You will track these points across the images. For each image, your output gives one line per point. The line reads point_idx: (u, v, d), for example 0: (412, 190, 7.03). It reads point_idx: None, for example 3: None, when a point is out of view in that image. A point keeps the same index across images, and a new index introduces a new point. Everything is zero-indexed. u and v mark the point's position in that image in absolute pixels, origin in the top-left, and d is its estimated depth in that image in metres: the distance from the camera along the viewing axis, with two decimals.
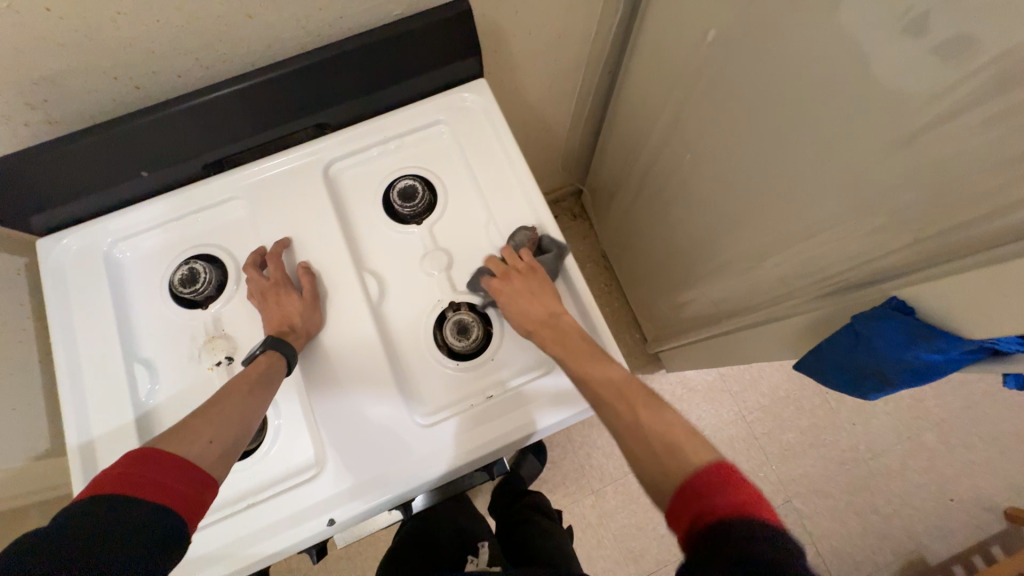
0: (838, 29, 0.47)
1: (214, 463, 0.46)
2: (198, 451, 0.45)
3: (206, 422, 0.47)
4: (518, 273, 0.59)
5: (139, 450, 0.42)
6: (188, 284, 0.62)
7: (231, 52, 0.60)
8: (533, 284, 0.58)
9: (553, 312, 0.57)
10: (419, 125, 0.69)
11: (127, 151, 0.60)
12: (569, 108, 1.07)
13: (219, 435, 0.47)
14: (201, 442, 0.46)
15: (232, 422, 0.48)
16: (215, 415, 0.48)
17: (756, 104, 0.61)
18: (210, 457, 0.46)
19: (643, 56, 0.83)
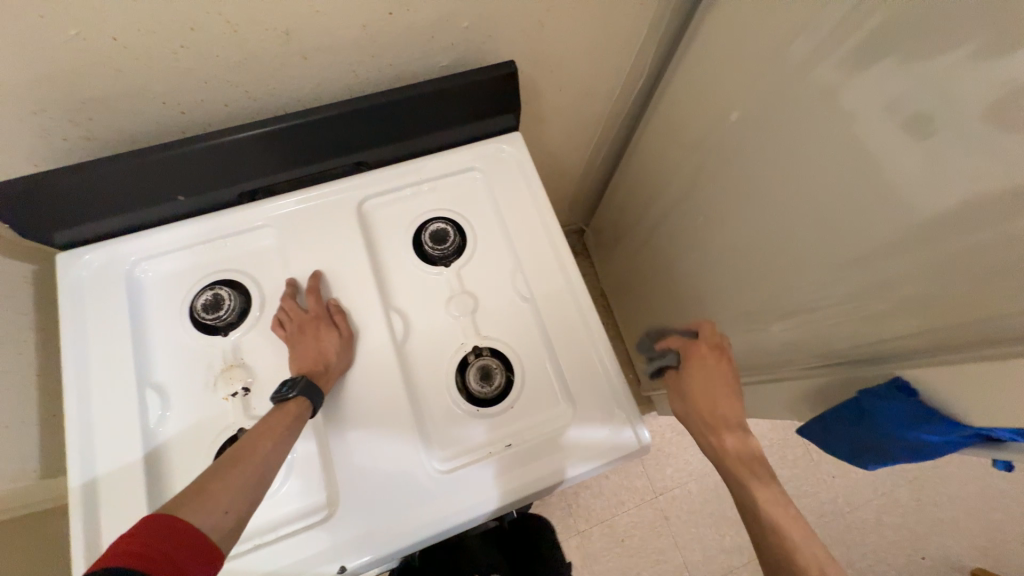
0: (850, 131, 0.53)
1: (224, 536, 0.45)
2: (211, 522, 0.45)
3: (224, 489, 0.47)
4: (713, 359, 0.67)
5: (160, 517, 0.42)
6: (211, 310, 0.61)
7: (281, 88, 0.62)
8: (711, 373, 0.66)
9: (731, 404, 0.62)
10: (454, 170, 0.71)
11: (164, 175, 0.60)
12: (584, 155, 1.13)
13: (234, 505, 0.47)
14: (217, 513, 0.45)
15: (247, 491, 0.48)
16: (229, 484, 0.48)
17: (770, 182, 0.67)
18: (222, 529, 0.45)
19: (657, 123, 0.89)
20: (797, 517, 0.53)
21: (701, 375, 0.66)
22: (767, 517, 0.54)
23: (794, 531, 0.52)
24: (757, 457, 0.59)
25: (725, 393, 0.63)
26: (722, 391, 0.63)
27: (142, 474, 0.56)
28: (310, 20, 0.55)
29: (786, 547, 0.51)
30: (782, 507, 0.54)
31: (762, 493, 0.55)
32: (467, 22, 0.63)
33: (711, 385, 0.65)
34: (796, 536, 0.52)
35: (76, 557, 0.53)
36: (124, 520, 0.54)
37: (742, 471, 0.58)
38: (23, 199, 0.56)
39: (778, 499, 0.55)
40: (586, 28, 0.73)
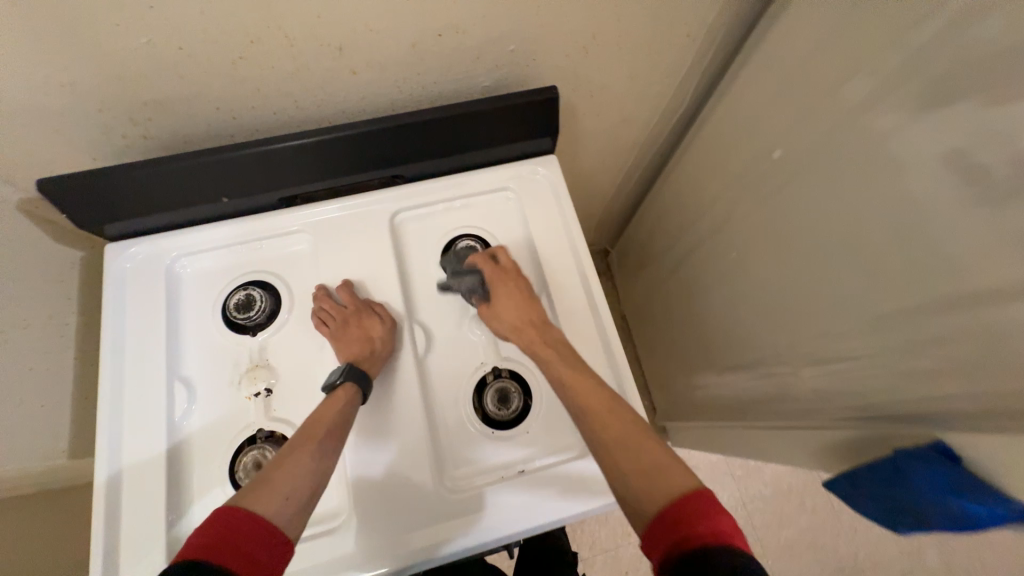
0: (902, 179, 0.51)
1: (289, 522, 0.47)
2: (274, 509, 0.47)
3: (284, 478, 0.49)
4: (503, 273, 0.65)
5: (228, 509, 0.45)
6: (243, 310, 0.63)
7: (328, 100, 0.64)
8: (511, 288, 0.63)
9: (511, 313, 0.62)
10: (488, 190, 0.72)
11: (211, 177, 0.62)
12: (615, 178, 1.12)
13: (294, 492, 0.49)
14: (279, 499, 0.47)
15: (309, 478, 0.50)
16: (288, 471, 0.50)
17: (811, 223, 0.64)
18: (286, 514, 0.47)
19: (694, 152, 0.88)
20: (686, 489, 0.44)
21: (504, 287, 0.64)
22: (640, 481, 0.47)
23: (687, 501, 0.43)
24: (641, 429, 0.51)
25: (518, 297, 0.63)
26: (525, 307, 0.62)
27: (163, 466, 0.57)
28: (364, 38, 0.57)
29: (652, 476, 0.47)
30: (666, 476, 0.46)
31: (647, 461, 0.48)
32: (513, 45, 0.64)
33: (518, 298, 0.63)
34: (675, 485, 0.45)
35: (95, 543, 0.54)
36: (142, 510, 0.56)
37: (604, 414, 0.53)
38: (81, 192, 0.59)
39: (653, 474, 0.47)
40: (630, 55, 0.73)
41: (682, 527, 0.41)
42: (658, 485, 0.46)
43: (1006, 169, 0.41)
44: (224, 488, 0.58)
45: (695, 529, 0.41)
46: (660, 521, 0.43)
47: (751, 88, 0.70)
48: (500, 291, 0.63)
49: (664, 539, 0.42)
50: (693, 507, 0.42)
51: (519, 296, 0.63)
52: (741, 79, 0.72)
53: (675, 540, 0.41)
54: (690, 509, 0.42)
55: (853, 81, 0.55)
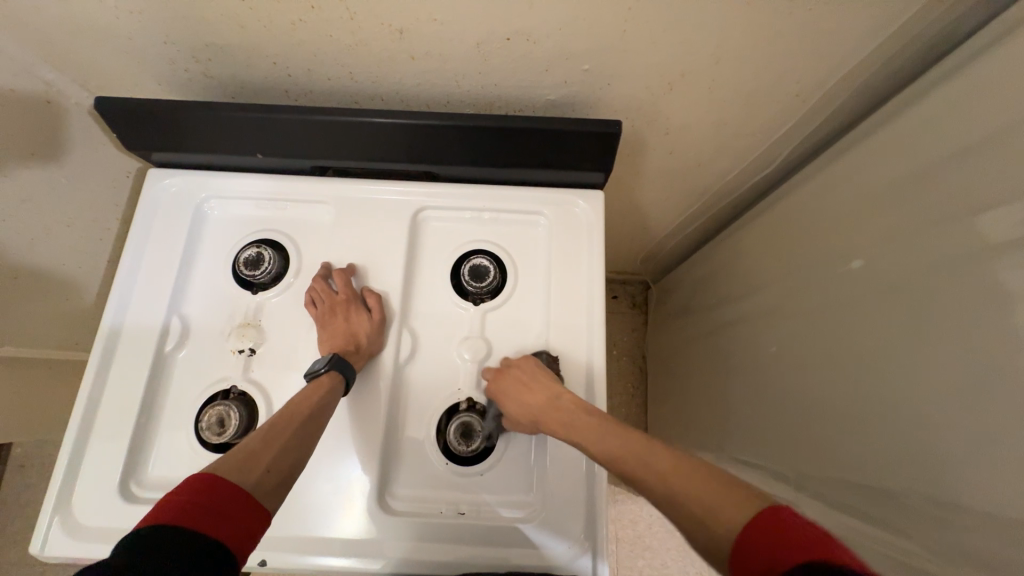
0: (1002, 354, 0.41)
1: (269, 495, 0.44)
2: (253, 480, 0.44)
3: (267, 449, 0.46)
4: (510, 371, 0.58)
5: (209, 475, 0.41)
6: (250, 267, 0.64)
7: (382, 79, 0.61)
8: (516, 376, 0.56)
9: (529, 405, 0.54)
10: (520, 210, 0.67)
11: (252, 131, 0.62)
12: (674, 219, 1.02)
13: (276, 464, 0.46)
14: (259, 470, 0.45)
15: (289, 453, 0.48)
16: (272, 442, 0.47)
17: (870, 355, 0.54)
18: (267, 486, 0.44)
19: (765, 223, 0.77)
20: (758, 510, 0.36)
21: (507, 385, 0.56)
22: (699, 504, 0.39)
23: (760, 529, 0.35)
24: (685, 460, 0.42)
25: (529, 387, 0.55)
26: (529, 392, 0.54)
27: (140, 395, 0.59)
28: (427, 25, 0.53)
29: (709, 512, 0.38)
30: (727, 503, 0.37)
31: (682, 486, 0.40)
32: (588, 65, 0.57)
33: (525, 385, 0.55)
34: (729, 510, 0.37)
35: (63, 450, 0.57)
36: (111, 429, 0.58)
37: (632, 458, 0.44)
38: (135, 116, 0.61)
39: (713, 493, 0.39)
40: (721, 102, 0.63)
41: (762, 552, 0.34)
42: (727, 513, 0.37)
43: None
44: (187, 433, 0.59)
45: (779, 555, 0.32)
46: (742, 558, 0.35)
47: (852, 177, 0.59)
48: (501, 393, 0.56)
49: (755, 569, 0.34)
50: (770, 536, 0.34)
51: (528, 381, 0.55)
52: (844, 163, 0.61)
53: (765, 566, 0.33)
54: (772, 534, 0.34)
55: (978, 214, 0.44)
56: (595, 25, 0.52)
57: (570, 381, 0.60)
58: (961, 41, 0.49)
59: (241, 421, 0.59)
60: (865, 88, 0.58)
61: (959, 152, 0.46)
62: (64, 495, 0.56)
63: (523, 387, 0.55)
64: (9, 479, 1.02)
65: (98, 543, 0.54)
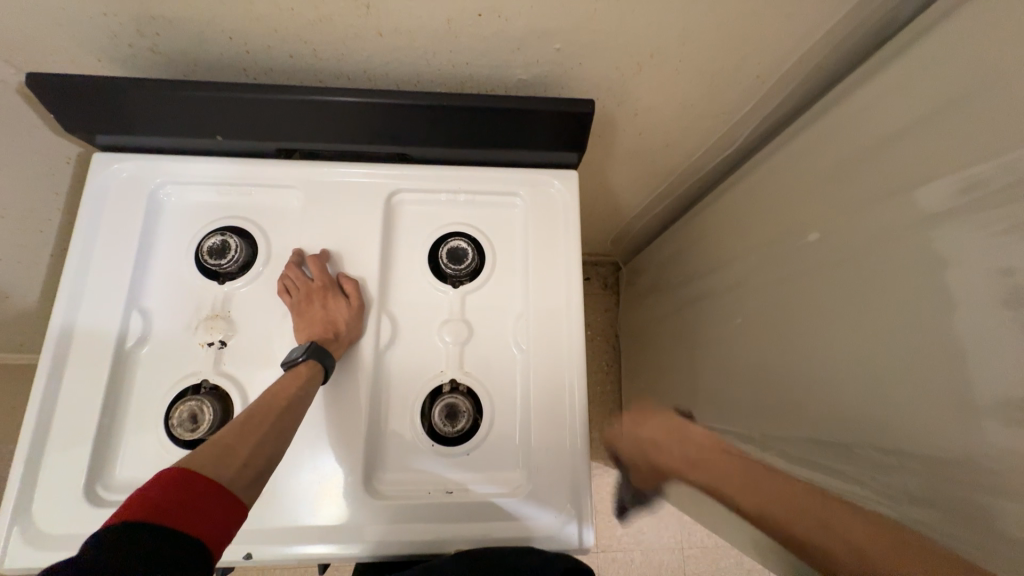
0: (937, 312, 0.45)
1: (246, 488, 0.42)
2: (229, 474, 0.41)
3: (244, 443, 0.44)
4: None
5: (176, 469, 0.39)
6: (216, 255, 0.61)
7: (348, 56, 0.59)
8: None
9: None
10: (496, 192, 0.67)
11: (210, 112, 0.58)
12: (643, 200, 1.04)
13: (253, 458, 0.44)
14: (236, 464, 0.42)
15: (266, 445, 0.46)
16: (249, 435, 0.45)
17: (824, 320, 0.58)
18: (243, 480, 0.42)
19: (728, 201, 0.81)
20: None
21: None
22: None
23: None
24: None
25: None
26: None
27: (101, 395, 0.56)
28: (395, 0, 0.51)
29: None
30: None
31: None
32: (559, 44, 0.58)
33: None
34: None
35: (17, 458, 0.53)
36: (70, 433, 0.55)
37: None
38: (75, 95, 0.56)
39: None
40: (687, 83, 0.65)
41: None
42: None
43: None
44: (157, 431, 0.57)
45: None
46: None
47: (808, 155, 0.62)
48: None
49: None
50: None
51: None
52: (800, 142, 0.64)
53: None
54: None
55: (919, 187, 0.48)
56: (566, 3, 0.52)
57: (551, 359, 0.62)
58: (903, 26, 0.53)
59: (215, 415, 0.57)
60: (818, 70, 0.62)
61: (902, 130, 0.50)
62: (21, 504, 0.52)
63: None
64: None
65: (64, 552, 0.51)
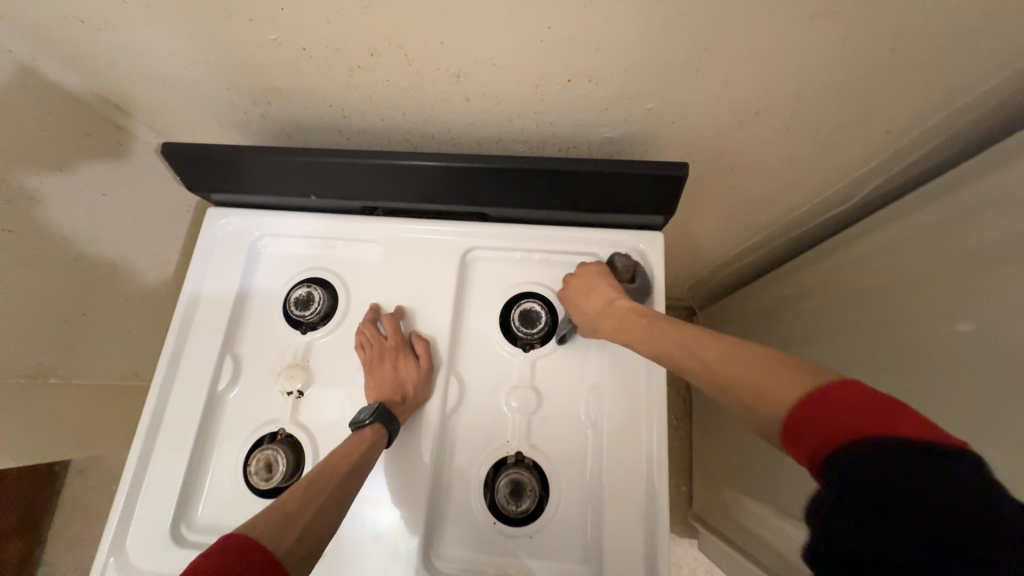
0: None
1: (299, 562, 0.41)
2: (285, 546, 0.41)
3: (301, 513, 0.43)
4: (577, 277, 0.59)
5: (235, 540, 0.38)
6: (301, 306, 0.64)
7: (434, 119, 0.60)
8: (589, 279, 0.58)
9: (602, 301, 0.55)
10: (574, 252, 0.64)
11: (306, 174, 0.62)
12: (728, 251, 0.96)
13: (309, 531, 0.43)
14: (292, 535, 0.41)
15: (325, 516, 0.45)
16: (309, 503, 0.45)
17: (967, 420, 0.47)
18: (296, 552, 0.41)
19: (837, 263, 0.70)
20: (814, 388, 0.34)
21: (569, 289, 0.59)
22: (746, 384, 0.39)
23: (816, 404, 0.33)
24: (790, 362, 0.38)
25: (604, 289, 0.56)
26: (600, 292, 0.56)
27: (193, 435, 0.60)
28: (485, 68, 0.51)
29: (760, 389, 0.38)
30: (781, 383, 0.36)
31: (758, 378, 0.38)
32: (651, 104, 0.54)
33: (589, 291, 0.57)
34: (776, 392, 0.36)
35: (121, 487, 0.58)
36: (165, 469, 0.59)
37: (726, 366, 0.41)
38: (199, 160, 0.63)
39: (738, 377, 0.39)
40: (795, 138, 0.58)
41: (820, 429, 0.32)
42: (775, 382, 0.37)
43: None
44: (236, 474, 0.59)
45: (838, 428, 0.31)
46: (792, 427, 0.34)
47: (953, 224, 0.52)
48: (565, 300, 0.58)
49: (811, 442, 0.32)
50: (818, 406, 0.33)
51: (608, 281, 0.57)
52: (941, 206, 0.54)
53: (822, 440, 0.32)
54: (837, 412, 0.32)
55: None
56: (663, 64, 0.49)
57: (626, 438, 0.56)
58: None
59: (287, 466, 0.58)
60: (970, 125, 0.52)
61: None
62: (119, 535, 0.57)
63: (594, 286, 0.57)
64: (71, 484, 1.10)
65: None
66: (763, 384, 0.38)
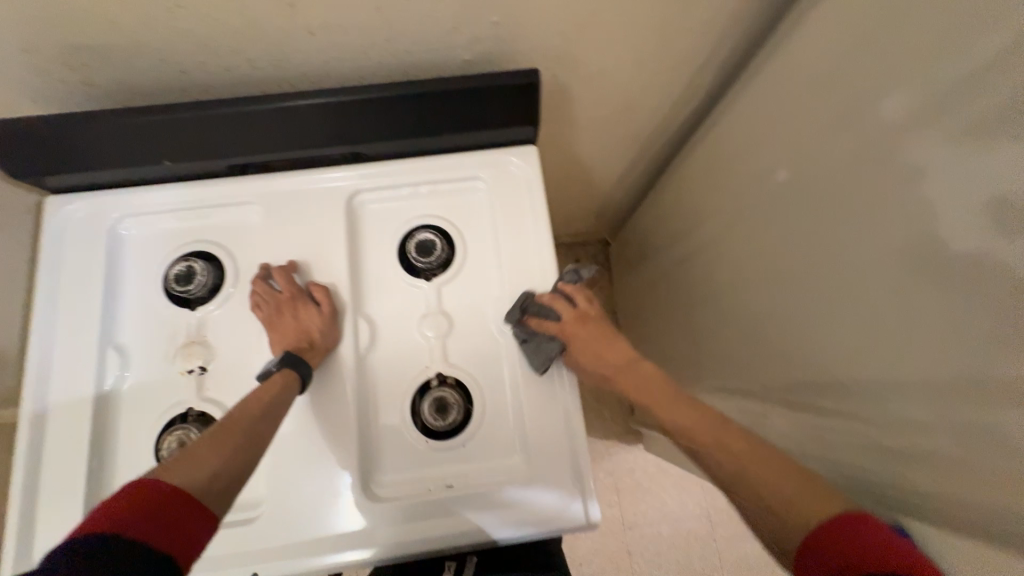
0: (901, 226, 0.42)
1: (217, 497, 0.42)
2: (201, 481, 0.41)
3: (212, 452, 0.43)
4: (592, 319, 0.59)
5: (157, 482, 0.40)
6: (183, 282, 0.60)
7: (283, 60, 0.57)
8: (593, 338, 0.57)
9: (610, 360, 0.57)
10: (457, 179, 0.65)
11: (153, 138, 0.57)
12: (618, 170, 1.03)
13: (225, 466, 0.43)
14: (207, 472, 0.42)
15: (241, 453, 0.45)
16: (222, 442, 0.45)
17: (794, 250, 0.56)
18: (215, 485, 0.42)
19: (699, 156, 0.79)
20: (836, 510, 0.41)
21: (576, 345, 0.57)
22: (767, 487, 0.44)
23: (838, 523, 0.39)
24: (797, 469, 0.44)
25: (609, 360, 0.56)
26: (601, 340, 0.57)
27: (87, 438, 0.56)
28: None
29: (788, 492, 0.43)
30: (805, 493, 0.42)
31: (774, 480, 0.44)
32: (495, 15, 0.56)
33: (594, 352, 0.57)
34: (814, 505, 0.41)
35: (13, 504, 0.54)
36: (61, 477, 0.55)
37: (737, 446, 0.46)
38: (18, 140, 0.56)
39: (762, 469, 0.45)
40: (634, 38, 0.63)
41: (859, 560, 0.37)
42: (796, 489, 0.43)
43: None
44: (148, 464, 0.57)
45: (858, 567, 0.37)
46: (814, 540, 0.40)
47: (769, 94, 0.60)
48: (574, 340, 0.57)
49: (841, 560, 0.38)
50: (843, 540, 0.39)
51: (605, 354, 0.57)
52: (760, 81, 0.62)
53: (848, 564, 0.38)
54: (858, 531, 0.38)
55: (880, 99, 0.44)
56: None
57: None
58: None
59: None
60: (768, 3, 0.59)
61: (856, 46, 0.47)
62: (22, 554, 0.53)
63: (602, 343, 0.57)
64: None
65: None
66: (791, 493, 0.43)
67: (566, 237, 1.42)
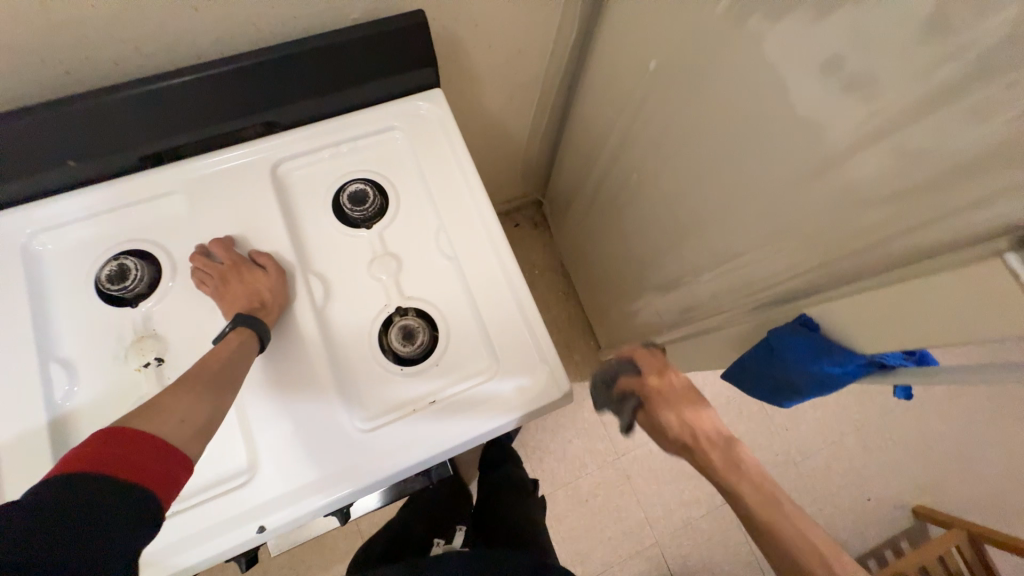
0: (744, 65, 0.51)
1: (189, 440, 0.46)
2: (170, 428, 0.45)
3: (173, 404, 0.47)
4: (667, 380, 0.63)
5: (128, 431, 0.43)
6: (116, 280, 0.59)
7: (168, 41, 0.58)
8: (674, 395, 0.62)
9: (700, 416, 0.60)
10: (373, 130, 0.69)
11: (51, 138, 0.56)
12: (529, 121, 1.10)
13: (191, 414, 0.47)
14: (173, 420, 0.46)
15: (204, 402, 0.48)
16: (184, 394, 0.48)
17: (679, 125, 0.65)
18: (186, 432, 0.46)
19: (590, 81, 0.87)
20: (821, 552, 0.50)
21: (663, 415, 0.60)
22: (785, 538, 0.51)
23: None
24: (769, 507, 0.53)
25: (690, 406, 0.60)
26: (690, 404, 0.61)
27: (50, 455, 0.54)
28: None
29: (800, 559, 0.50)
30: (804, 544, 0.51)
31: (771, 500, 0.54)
32: None
33: (689, 418, 0.60)
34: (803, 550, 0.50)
35: None
36: None
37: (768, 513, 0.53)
38: None
39: (775, 530, 0.52)
40: None
41: None
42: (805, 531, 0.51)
43: (841, 22, 0.39)
44: None
45: None
46: None
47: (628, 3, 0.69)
48: (658, 406, 0.61)
49: None
50: None
51: (699, 402, 0.61)
52: None
53: None
54: None
55: None
56: None
57: (478, 253, 0.65)
58: None
59: None
60: None
61: None
62: None
63: (693, 410, 0.60)
64: None
65: None
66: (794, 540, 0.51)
67: (501, 204, 1.48)
